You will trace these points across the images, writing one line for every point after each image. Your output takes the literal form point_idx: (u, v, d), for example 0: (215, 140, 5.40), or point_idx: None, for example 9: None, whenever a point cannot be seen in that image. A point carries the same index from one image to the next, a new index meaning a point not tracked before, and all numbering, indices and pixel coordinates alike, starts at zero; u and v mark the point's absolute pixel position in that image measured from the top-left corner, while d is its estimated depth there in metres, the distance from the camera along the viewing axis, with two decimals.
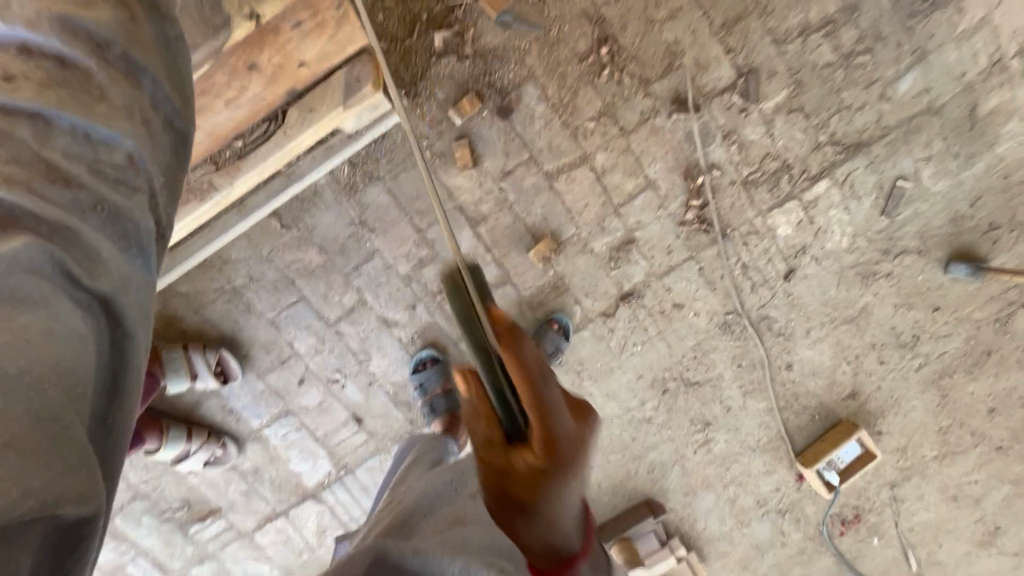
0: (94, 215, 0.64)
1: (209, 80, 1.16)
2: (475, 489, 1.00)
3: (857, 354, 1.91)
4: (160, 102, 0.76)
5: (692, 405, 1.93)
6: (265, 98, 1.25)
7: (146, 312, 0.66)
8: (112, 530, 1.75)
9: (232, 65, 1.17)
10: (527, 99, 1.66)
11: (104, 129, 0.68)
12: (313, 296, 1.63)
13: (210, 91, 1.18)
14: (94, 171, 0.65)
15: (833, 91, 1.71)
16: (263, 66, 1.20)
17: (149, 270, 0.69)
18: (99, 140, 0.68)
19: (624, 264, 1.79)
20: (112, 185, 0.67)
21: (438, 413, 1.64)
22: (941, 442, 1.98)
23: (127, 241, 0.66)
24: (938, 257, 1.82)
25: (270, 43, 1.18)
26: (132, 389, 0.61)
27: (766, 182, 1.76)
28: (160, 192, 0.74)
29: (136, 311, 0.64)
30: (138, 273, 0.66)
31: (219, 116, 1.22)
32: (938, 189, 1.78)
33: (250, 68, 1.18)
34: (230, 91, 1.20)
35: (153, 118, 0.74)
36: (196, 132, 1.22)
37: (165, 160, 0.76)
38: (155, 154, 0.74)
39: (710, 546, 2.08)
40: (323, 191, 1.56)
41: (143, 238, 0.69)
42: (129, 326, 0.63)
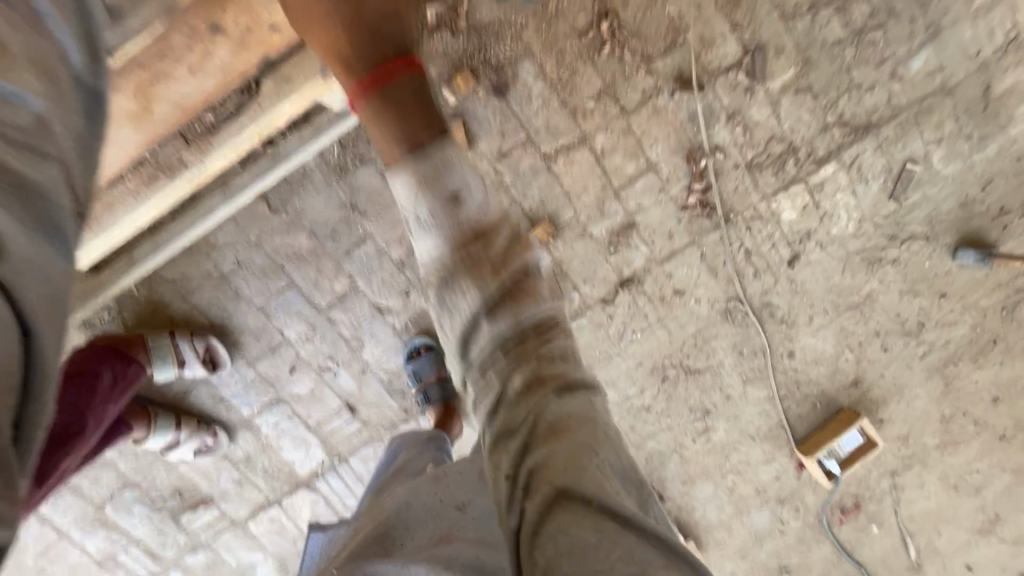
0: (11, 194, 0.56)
1: (167, 43, 1.11)
2: (460, 477, 0.98)
3: (861, 341, 1.87)
4: (66, 47, 0.69)
5: (692, 394, 1.89)
6: (234, 67, 1.19)
7: (62, 300, 0.61)
8: (103, 519, 1.73)
9: (192, 26, 1.11)
10: (524, 77, 1.59)
11: (5, 83, 0.60)
12: (304, 282, 1.58)
13: (170, 55, 1.12)
14: (3, 139, 0.57)
15: (843, 69, 1.64)
16: (228, 30, 1.14)
17: (66, 256, 0.62)
18: (6, 95, 0.60)
19: (624, 249, 1.74)
20: (20, 155, 0.58)
21: (432, 402, 1.60)
22: (944, 431, 1.96)
23: (41, 220, 0.59)
24: (946, 243, 1.77)
25: (235, 4, 1.12)
26: (48, 381, 0.58)
27: (771, 164, 1.70)
28: (72, 165, 0.66)
29: (49, 302, 0.59)
30: (55, 262, 0.60)
31: (182, 85, 1.16)
32: (948, 172, 1.72)
33: (212, 32, 1.13)
34: (192, 56, 1.14)
35: (69, 80, 0.68)
36: (159, 103, 1.17)
37: (79, 128, 0.67)
38: (67, 114, 0.66)
39: (708, 534, 2.06)
40: (313, 172, 1.51)
41: (55, 211, 0.61)
42: (39, 327, 0.57)
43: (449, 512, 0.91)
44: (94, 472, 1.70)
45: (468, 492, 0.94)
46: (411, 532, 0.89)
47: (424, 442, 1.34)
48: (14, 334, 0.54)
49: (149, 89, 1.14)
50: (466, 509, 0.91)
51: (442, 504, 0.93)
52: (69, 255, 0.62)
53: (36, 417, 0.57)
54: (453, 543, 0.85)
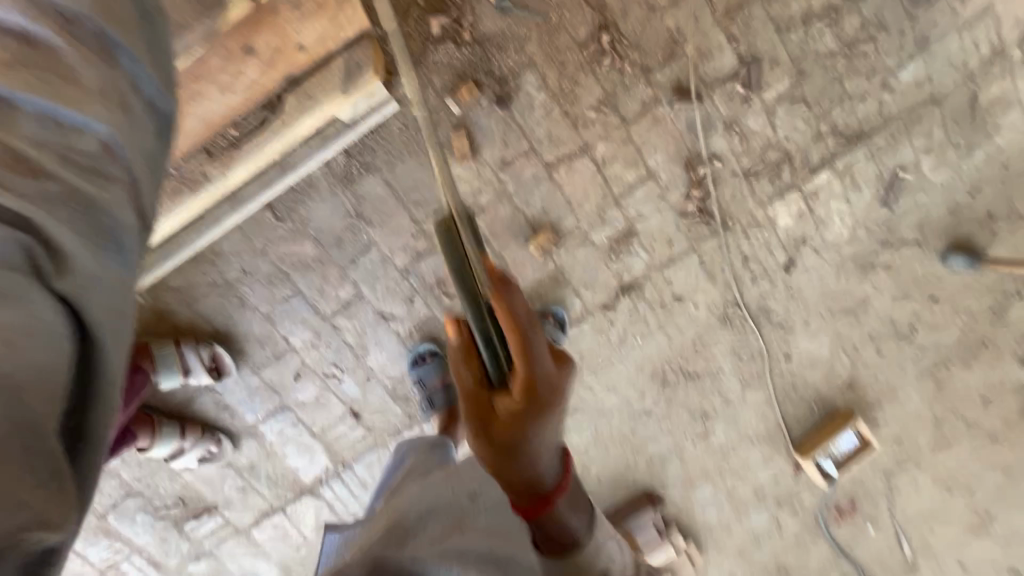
0: (65, 207, 0.48)
1: (204, 65, 1.17)
2: None
3: (855, 344, 1.91)
4: (140, 80, 0.57)
5: (691, 398, 1.93)
6: (261, 85, 1.23)
7: (124, 310, 0.52)
8: (105, 528, 1.72)
9: (228, 48, 1.17)
10: (527, 87, 1.62)
11: (71, 111, 0.50)
12: (309, 290, 1.60)
13: (205, 77, 1.19)
14: (63, 161, 0.49)
15: (835, 80, 1.69)
16: (259, 50, 1.19)
17: (129, 265, 0.53)
18: (71, 127, 0.50)
19: (624, 255, 1.77)
20: (83, 174, 0.50)
21: (436, 408, 1.62)
22: (936, 432, 2.00)
23: (101, 231, 0.50)
24: (936, 248, 1.82)
25: (267, 26, 1.18)
26: (105, 392, 0.49)
27: (767, 172, 1.74)
28: (145, 184, 0.56)
29: (103, 310, 0.50)
30: (116, 272, 0.51)
31: (212, 102, 1.22)
32: (938, 180, 1.78)
33: (246, 52, 1.18)
34: (225, 77, 1.20)
35: (138, 103, 0.56)
36: (189, 120, 1.22)
37: (146, 147, 0.57)
38: (135, 138, 0.55)
39: (708, 536, 2.09)
40: (318, 181, 1.52)
41: (121, 231, 0.52)
42: (100, 329, 0.50)
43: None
44: (96, 481, 1.69)
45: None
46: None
47: (432, 447, 1.36)
48: (70, 337, 0.47)
49: (181, 107, 1.20)
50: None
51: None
52: (134, 266, 0.53)
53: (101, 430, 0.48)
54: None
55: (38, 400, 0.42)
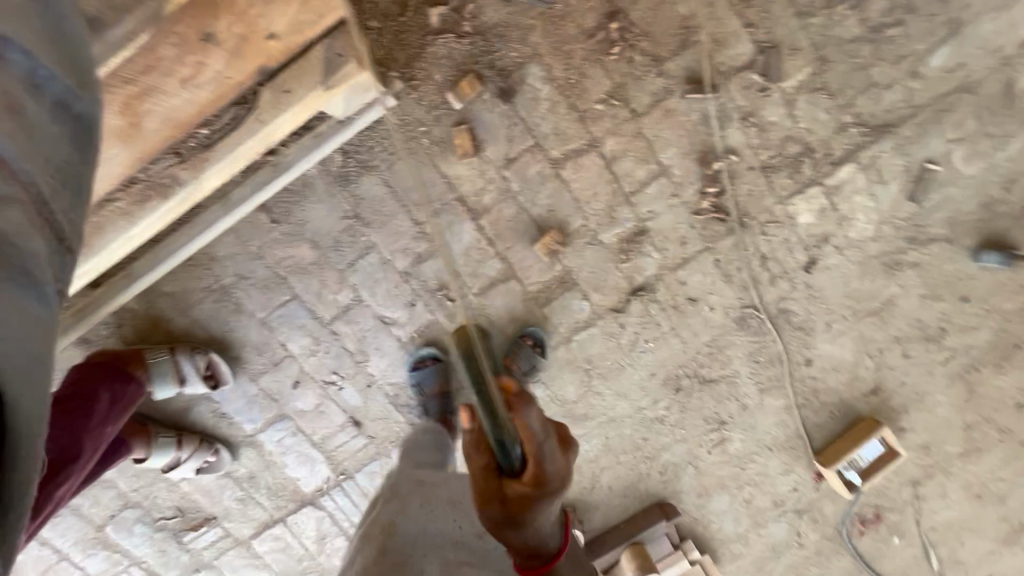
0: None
1: (154, 55, 1.05)
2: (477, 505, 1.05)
3: (881, 348, 1.81)
4: (44, 79, 0.54)
5: (706, 404, 1.84)
6: (228, 79, 1.12)
7: (36, 356, 0.47)
8: (103, 539, 1.68)
9: (180, 36, 1.05)
10: (531, 80, 1.54)
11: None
12: (306, 295, 1.54)
13: (158, 69, 1.06)
14: None
15: (860, 67, 1.59)
16: (222, 38, 1.08)
17: (43, 304, 0.49)
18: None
19: (635, 256, 1.69)
20: None
21: (430, 416, 1.54)
22: (967, 439, 1.89)
23: (9, 270, 0.47)
24: (968, 245, 1.71)
25: (227, 11, 1.06)
26: (28, 451, 0.47)
27: (786, 167, 1.65)
28: (54, 196, 0.54)
29: (17, 359, 0.46)
30: (25, 311, 0.47)
31: (175, 100, 1.09)
32: (970, 172, 1.67)
33: (205, 41, 1.07)
34: (184, 69, 1.08)
35: (38, 102, 0.53)
36: (147, 119, 1.09)
37: (62, 156, 0.55)
38: (45, 148, 0.53)
39: (725, 548, 2.00)
40: (314, 181, 1.47)
41: (26, 265, 0.48)
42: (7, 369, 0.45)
43: (469, 540, 0.99)
44: (94, 491, 1.65)
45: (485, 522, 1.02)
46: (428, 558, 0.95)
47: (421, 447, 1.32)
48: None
49: (136, 103, 1.07)
50: (485, 538, 0.99)
51: (461, 531, 1.00)
52: (51, 303, 0.50)
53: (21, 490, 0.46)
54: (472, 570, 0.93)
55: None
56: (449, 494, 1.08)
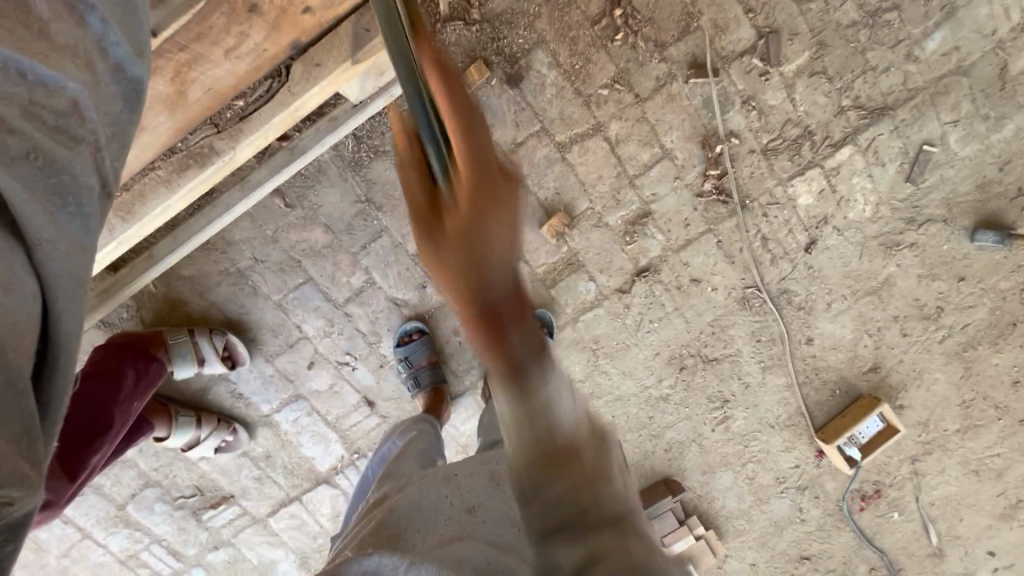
0: (28, 167, 0.53)
1: (206, 24, 1.12)
2: (474, 482, 0.98)
3: (879, 326, 1.85)
4: (112, 42, 0.63)
5: (710, 383, 1.89)
6: (267, 51, 1.17)
7: (81, 279, 0.60)
8: (124, 518, 1.73)
9: (230, 6, 1.12)
10: (537, 66, 1.58)
11: (43, 68, 0.54)
12: (321, 278, 1.58)
13: (207, 37, 1.13)
14: (29, 118, 0.53)
15: (858, 51, 1.63)
16: (265, 9, 1.14)
17: (86, 231, 0.60)
18: (38, 81, 0.53)
19: (640, 238, 1.73)
20: (50, 135, 0.55)
21: (422, 388, 1.61)
22: (964, 416, 1.94)
23: (65, 196, 0.57)
24: (964, 226, 1.76)
25: None
26: (67, 363, 0.60)
27: (786, 149, 1.69)
28: (107, 145, 0.64)
29: (69, 280, 0.58)
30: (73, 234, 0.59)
31: (219, 69, 1.15)
32: (966, 154, 1.71)
33: (250, 11, 1.13)
34: (229, 39, 1.14)
35: (105, 64, 0.62)
36: (193, 87, 1.15)
37: (113, 112, 0.65)
38: (101, 103, 0.62)
39: (728, 524, 2.05)
40: (327, 166, 1.50)
41: (84, 194, 0.59)
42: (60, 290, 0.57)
43: (460, 515, 0.90)
44: (115, 471, 1.70)
45: (480, 495, 0.95)
46: (422, 531, 0.87)
47: (419, 422, 1.39)
48: (34, 300, 0.55)
49: (184, 71, 1.14)
50: (477, 512, 0.91)
51: (453, 505, 0.93)
52: (92, 230, 0.61)
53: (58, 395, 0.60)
54: (465, 540, 0.83)
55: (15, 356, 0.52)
56: (445, 471, 1.03)
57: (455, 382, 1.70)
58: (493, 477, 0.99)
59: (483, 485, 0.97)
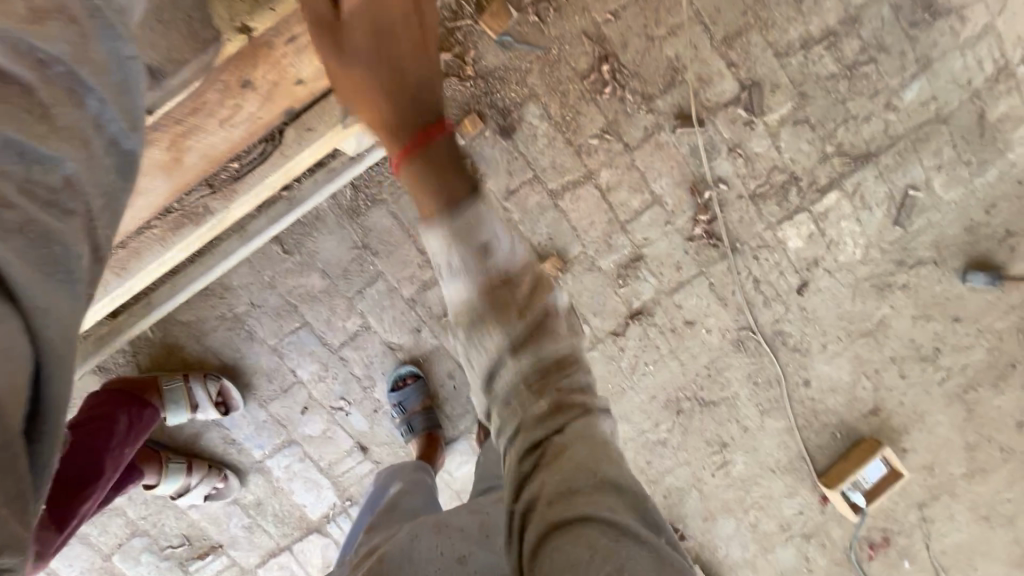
0: (18, 238, 0.51)
1: (200, 100, 1.12)
2: (464, 531, 0.95)
3: (877, 368, 1.85)
4: (106, 119, 0.61)
5: (707, 426, 1.86)
6: (261, 118, 1.23)
7: (74, 338, 0.57)
8: (110, 569, 1.69)
9: (224, 82, 1.12)
10: (529, 118, 1.65)
11: (40, 147, 0.54)
12: (316, 322, 1.60)
13: (203, 111, 1.14)
14: (26, 194, 0.53)
15: (838, 101, 1.69)
16: (257, 83, 1.16)
17: (76, 298, 0.57)
18: (33, 160, 0.54)
19: (633, 281, 1.75)
20: (44, 208, 0.54)
21: (416, 432, 1.60)
22: (970, 459, 1.90)
23: (53, 266, 0.54)
24: (954, 267, 1.77)
25: (264, 58, 1.13)
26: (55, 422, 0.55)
27: (774, 195, 1.73)
28: (101, 217, 0.61)
29: (59, 338, 0.55)
30: (63, 302, 0.55)
31: (212, 138, 1.20)
32: (951, 197, 1.74)
33: (243, 87, 1.15)
34: (223, 110, 1.16)
35: (100, 141, 0.60)
36: (189, 154, 1.19)
37: (110, 184, 0.62)
38: (95, 176, 0.60)
39: (733, 574, 1.98)
40: (325, 215, 1.54)
41: (73, 262, 0.56)
42: (54, 355, 0.54)
43: (450, 565, 0.88)
44: (103, 519, 1.67)
45: (470, 544, 0.92)
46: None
47: (415, 471, 1.37)
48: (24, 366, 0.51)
49: (180, 141, 1.16)
50: (467, 562, 0.89)
51: (443, 554, 0.90)
52: (81, 296, 0.57)
53: (45, 460, 0.55)
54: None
55: (9, 420, 0.49)
56: (438, 518, 1.00)
57: (449, 428, 1.69)
58: (484, 526, 0.96)
59: (473, 533, 0.94)
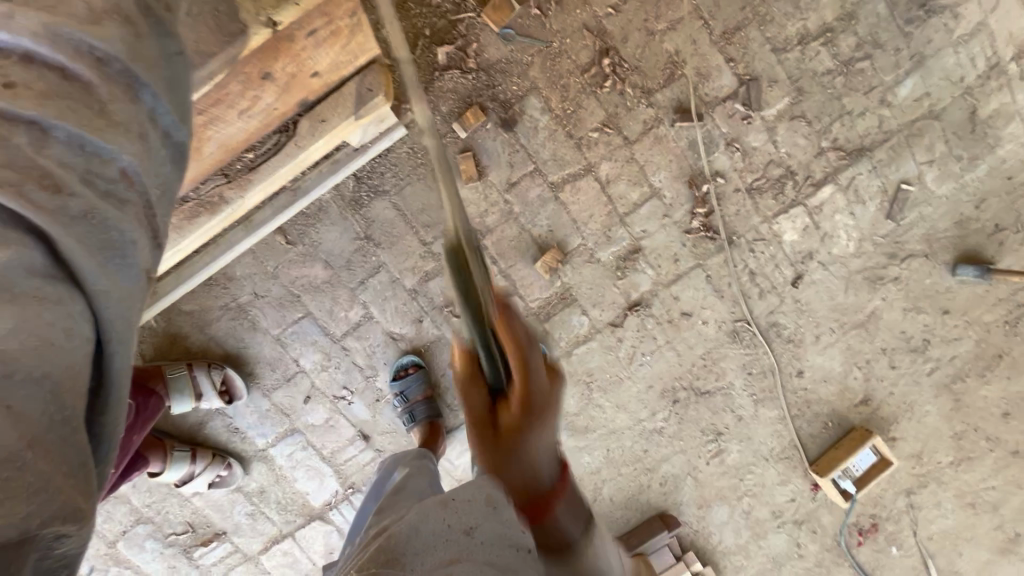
0: (82, 223, 0.55)
1: (222, 91, 1.11)
2: None
3: (868, 359, 1.89)
4: (159, 113, 0.66)
5: (703, 416, 1.90)
6: (277, 109, 1.23)
7: (133, 316, 0.60)
8: (114, 556, 1.71)
9: (246, 74, 1.12)
10: (531, 111, 1.66)
11: (98, 141, 0.57)
12: (319, 312, 1.62)
13: (224, 103, 1.13)
14: (85, 182, 0.56)
15: (834, 97, 1.72)
16: (277, 76, 1.16)
17: (131, 277, 0.60)
18: (94, 153, 0.57)
19: (631, 273, 1.78)
20: (102, 198, 0.57)
21: (418, 421, 1.62)
22: (957, 448, 1.95)
23: (113, 251, 0.58)
24: (945, 260, 1.82)
25: (285, 52, 1.13)
26: (115, 398, 0.59)
27: (770, 188, 1.76)
28: (159, 203, 0.66)
29: (118, 317, 0.58)
30: (121, 284, 0.58)
31: (231, 129, 1.19)
32: (942, 192, 1.78)
33: (264, 79, 1.14)
34: (244, 102, 1.16)
35: (155, 134, 0.65)
36: (208, 145, 1.19)
37: (164, 175, 0.67)
38: (150, 168, 0.64)
39: (726, 559, 2.03)
40: (328, 206, 1.55)
41: (127, 247, 0.59)
42: (113, 331, 0.58)
43: None
44: (107, 507, 1.69)
45: None
46: (422, 557, 0.77)
47: (417, 458, 1.39)
48: (87, 342, 0.54)
49: (202, 133, 1.15)
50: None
51: None
52: (135, 277, 0.60)
53: (111, 424, 0.59)
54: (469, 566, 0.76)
55: (69, 395, 0.52)
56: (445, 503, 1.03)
57: (450, 417, 1.72)
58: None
59: None
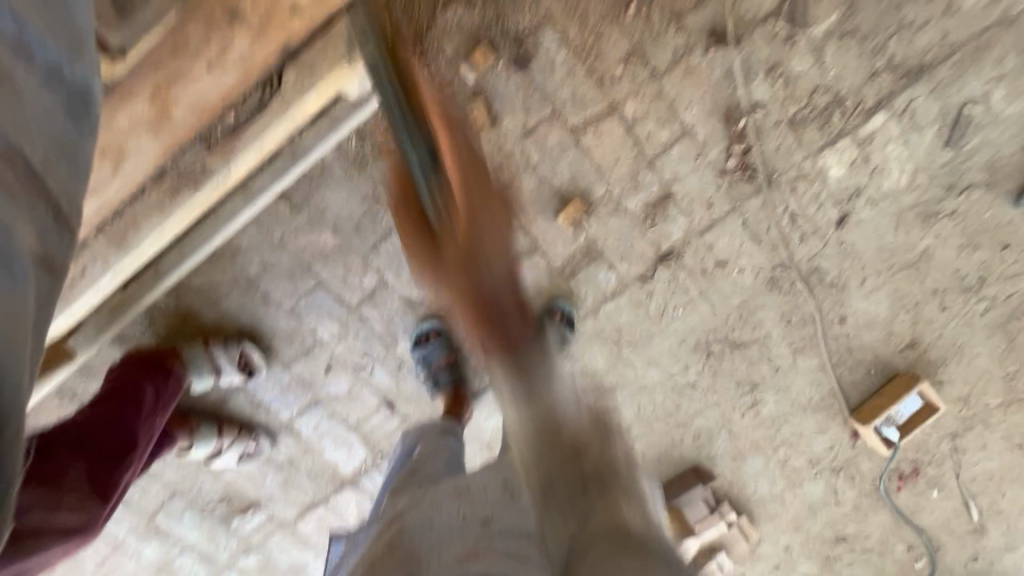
0: None
1: (183, 36, 1.10)
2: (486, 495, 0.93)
3: (917, 301, 1.76)
4: None
5: (738, 367, 1.82)
6: (254, 58, 1.15)
7: None
8: (156, 528, 1.74)
9: (207, 13, 1.10)
10: (545, 45, 1.49)
11: None
12: (331, 281, 1.54)
13: (183, 54, 1.11)
14: None
15: (892, 7, 1.50)
16: (246, 14, 1.11)
17: None
18: None
19: (661, 222, 1.65)
20: None
21: (441, 387, 1.57)
22: (1008, 390, 1.84)
23: None
24: (1008, 190, 1.64)
25: None
26: None
27: (815, 119, 1.58)
28: None
29: None
30: None
31: (203, 83, 1.14)
32: (1011, 112, 1.58)
33: (229, 17, 1.10)
34: (210, 50, 1.12)
35: None
36: (178, 105, 1.15)
37: None
38: None
39: (761, 508, 2.01)
40: (331, 166, 1.44)
41: None
42: None
43: (474, 528, 0.88)
44: (143, 483, 1.71)
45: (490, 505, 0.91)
46: (436, 551, 0.87)
47: (439, 433, 1.32)
48: None
49: (166, 90, 1.13)
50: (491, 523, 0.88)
51: (466, 518, 0.90)
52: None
53: None
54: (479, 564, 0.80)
55: None
56: (459, 483, 0.99)
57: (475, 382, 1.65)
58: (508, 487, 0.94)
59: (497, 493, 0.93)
